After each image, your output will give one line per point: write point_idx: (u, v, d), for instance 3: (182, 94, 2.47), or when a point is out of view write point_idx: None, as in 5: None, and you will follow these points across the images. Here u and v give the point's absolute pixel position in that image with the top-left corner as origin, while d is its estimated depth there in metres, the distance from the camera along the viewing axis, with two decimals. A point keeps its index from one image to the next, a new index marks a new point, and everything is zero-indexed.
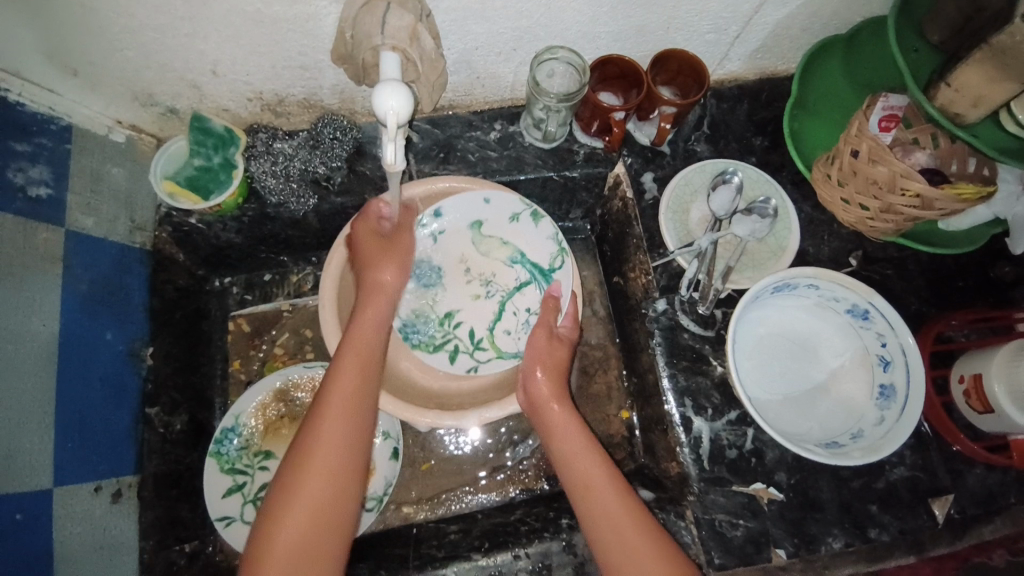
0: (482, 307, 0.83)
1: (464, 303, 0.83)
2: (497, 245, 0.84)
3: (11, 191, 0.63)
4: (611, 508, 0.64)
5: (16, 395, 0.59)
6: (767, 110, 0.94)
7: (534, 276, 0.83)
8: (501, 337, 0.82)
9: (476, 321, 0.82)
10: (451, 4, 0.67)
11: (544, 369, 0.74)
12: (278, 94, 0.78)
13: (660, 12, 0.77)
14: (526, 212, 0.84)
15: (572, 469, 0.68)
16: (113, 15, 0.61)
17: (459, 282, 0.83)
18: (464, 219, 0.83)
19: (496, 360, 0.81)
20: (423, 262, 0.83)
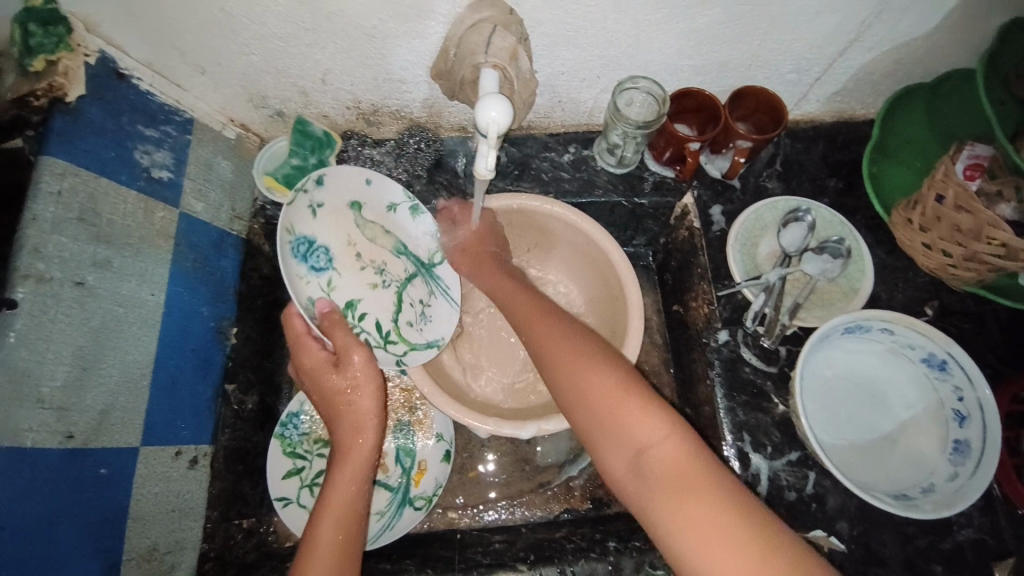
0: (383, 300, 0.80)
1: (363, 292, 0.78)
2: (377, 231, 0.80)
3: (138, 171, 0.70)
4: (616, 413, 0.59)
5: (116, 357, 0.64)
6: (843, 152, 0.94)
7: (418, 267, 0.84)
8: (407, 330, 0.81)
9: (379, 313, 0.79)
10: (546, 29, 0.72)
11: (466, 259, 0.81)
12: (374, 104, 0.83)
13: (744, 49, 0.79)
14: (405, 204, 0.81)
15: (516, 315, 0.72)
16: (248, 22, 0.68)
17: (355, 268, 0.78)
18: (342, 201, 0.77)
19: (413, 353, 0.80)
20: (313, 240, 0.74)
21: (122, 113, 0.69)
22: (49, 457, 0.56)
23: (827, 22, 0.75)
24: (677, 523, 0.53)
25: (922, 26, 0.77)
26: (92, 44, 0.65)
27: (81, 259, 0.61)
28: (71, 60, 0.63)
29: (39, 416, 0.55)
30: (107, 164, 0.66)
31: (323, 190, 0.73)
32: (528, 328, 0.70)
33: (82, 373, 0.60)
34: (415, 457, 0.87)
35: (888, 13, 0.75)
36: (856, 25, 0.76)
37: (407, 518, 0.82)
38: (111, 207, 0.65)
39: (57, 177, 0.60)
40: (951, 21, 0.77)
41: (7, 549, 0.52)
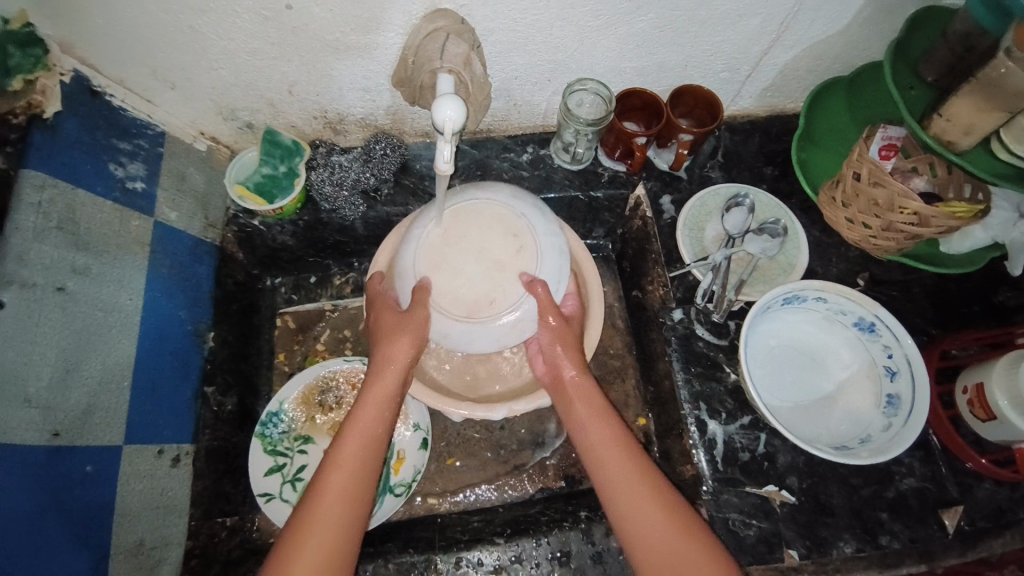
0: (501, 281, 0.71)
1: (485, 276, 0.71)
2: (466, 295, 0.71)
3: (113, 183, 0.73)
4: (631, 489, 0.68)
5: (98, 357, 0.66)
6: (777, 143, 1.03)
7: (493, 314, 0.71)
8: (546, 245, 0.73)
9: (517, 242, 0.72)
10: (498, 38, 0.78)
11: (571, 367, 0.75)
12: (340, 113, 0.88)
13: (679, 51, 0.87)
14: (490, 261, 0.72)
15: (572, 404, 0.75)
16: (216, 39, 0.72)
17: (474, 267, 0.71)
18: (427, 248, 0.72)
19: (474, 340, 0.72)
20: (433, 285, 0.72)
21: (96, 127, 0.72)
22: (34, 454, 0.58)
23: (750, 23, 0.84)
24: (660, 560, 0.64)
25: (834, 25, 0.86)
26: (66, 65, 0.70)
27: (63, 265, 0.64)
28: (47, 78, 0.68)
29: (25, 414, 0.58)
30: (82, 176, 0.69)
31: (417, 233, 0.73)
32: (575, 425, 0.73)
33: (66, 374, 0.63)
34: (393, 447, 0.90)
35: (804, 15, 0.83)
36: (776, 26, 0.85)
37: (386, 505, 0.85)
38: (89, 217, 0.68)
39: (37, 190, 0.64)
40: (860, 21, 0.86)
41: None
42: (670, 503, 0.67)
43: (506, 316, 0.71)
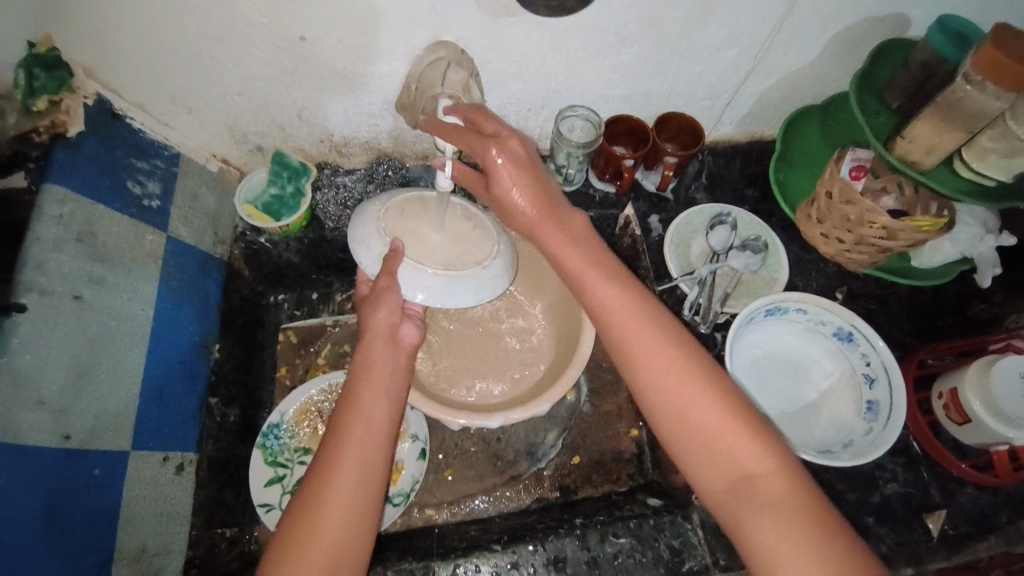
0: (467, 239, 0.75)
1: (451, 241, 0.75)
2: (439, 257, 0.73)
3: (130, 199, 0.77)
4: (665, 379, 0.62)
5: (110, 364, 0.69)
6: (758, 166, 1.09)
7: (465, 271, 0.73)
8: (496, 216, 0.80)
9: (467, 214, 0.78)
10: (494, 67, 0.84)
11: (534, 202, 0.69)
12: (346, 137, 0.93)
13: (663, 80, 0.94)
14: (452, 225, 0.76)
15: (563, 256, 0.69)
16: (234, 67, 0.77)
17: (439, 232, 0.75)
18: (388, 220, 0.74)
19: (454, 295, 0.73)
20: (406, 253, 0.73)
21: (117, 147, 0.76)
22: (47, 456, 0.60)
23: (727, 55, 0.91)
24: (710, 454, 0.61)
25: (804, 57, 0.94)
26: (90, 88, 0.73)
27: (81, 275, 0.67)
28: (71, 100, 0.71)
29: (38, 416, 0.60)
30: (102, 191, 0.73)
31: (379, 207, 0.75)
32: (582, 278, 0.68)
33: (80, 378, 0.65)
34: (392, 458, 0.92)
35: (776, 47, 0.91)
36: (751, 58, 0.92)
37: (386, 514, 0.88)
38: (107, 230, 0.72)
39: (59, 204, 0.67)
40: (828, 53, 0.93)
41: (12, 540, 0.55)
42: (698, 355, 0.63)
43: (480, 267, 0.74)
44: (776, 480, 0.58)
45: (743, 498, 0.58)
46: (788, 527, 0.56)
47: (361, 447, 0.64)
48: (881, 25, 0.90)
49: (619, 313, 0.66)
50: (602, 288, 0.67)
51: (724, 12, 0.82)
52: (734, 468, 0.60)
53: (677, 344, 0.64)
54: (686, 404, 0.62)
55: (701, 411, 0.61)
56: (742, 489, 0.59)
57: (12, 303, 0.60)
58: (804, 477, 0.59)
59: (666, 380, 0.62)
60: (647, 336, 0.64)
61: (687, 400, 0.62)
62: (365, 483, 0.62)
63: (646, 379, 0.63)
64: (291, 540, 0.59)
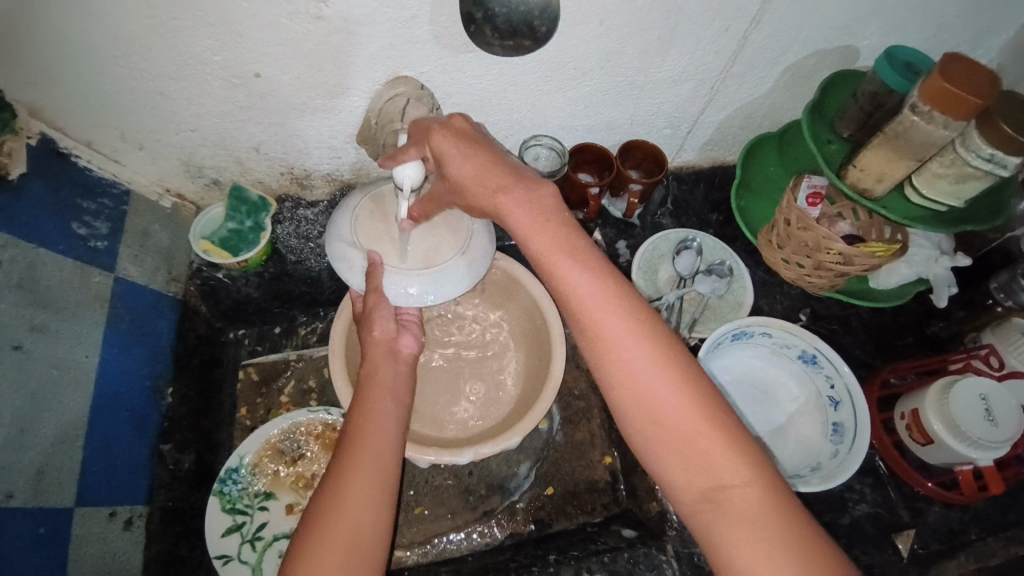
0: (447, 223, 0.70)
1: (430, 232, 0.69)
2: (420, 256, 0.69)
3: (75, 240, 0.73)
4: (643, 380, 0.55)
5: (53, 415, 0.64)
6: (720, 191, 1.12)
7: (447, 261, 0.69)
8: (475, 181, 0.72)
9: None
10: (456, 100, 0.84)
11: (474, 172, 0.59)
12: (307, 170, 0.92)
13: (624, 111, 0.95)
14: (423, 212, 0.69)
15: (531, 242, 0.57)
16: (186, 104, 0.76)
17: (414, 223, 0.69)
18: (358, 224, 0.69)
19: (444, 288, 0.69)
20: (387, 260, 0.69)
21: (61, 188, 0.73)
22: None
23: (685, 87, 0.93)
24: (691, 467, 0.53)
25: (758, 88, 0.97)
26: (34, 128, 0.71)
27: (21, 323, 0.63)
28: (14, 142, 0.68)
29: None
30: (43, 233, 0.69)
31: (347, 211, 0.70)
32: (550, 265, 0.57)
33: (18, 435, 0.61)
34: None
35: (731, 79, 0.93)
36: (707, 89, 0.94)
37: None
38: (50, 275, 0.68)
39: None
40: (780, 84, 0.97)
41: None
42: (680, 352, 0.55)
43: (460, 256, 0.69)
44: (750, 496, 0.51)
45: (716, 507, 0.52)
46: (774, 544, 0.49)
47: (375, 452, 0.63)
48: (830, 57, 0.93)
49: (592, 305, 0.56)
50: (574, 276, 0.56)
51: (679, 46, 0.84)
52: (710, 480, 0.52)
53: (656, 341, 0.55)
54: (661, 409, 0.54)
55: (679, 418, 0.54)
56: (715, 500, 0.52)
57: None
58: (787, 493, 0.52)
59: (638, 375, 0.55)
60: (624, 331, 0.55)
61: (663, 404, 0.54)
62: (377, 488, 0.60)
63: (619, 380, 0.55)
64: (303, 543, 0.56)
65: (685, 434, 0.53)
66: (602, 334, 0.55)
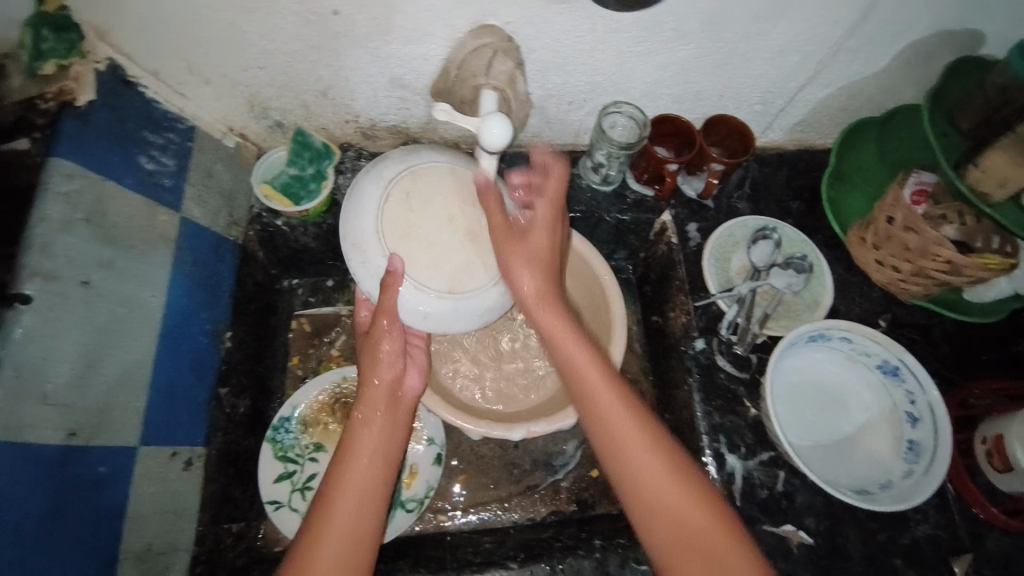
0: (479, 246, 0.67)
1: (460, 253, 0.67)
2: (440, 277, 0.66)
3: (142, 174, 0.71)
4: (636, 453, 0.61)
5: (118, 353, 0.64)
6: (804, 177, 1.03)
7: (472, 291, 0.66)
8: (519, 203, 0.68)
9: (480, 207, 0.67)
10: (539, 56, 0.77)
11: (529, 265, 0.65)
12: (372, 119, 0.88)
13: (717, 81, 0.87)
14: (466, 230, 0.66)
15: (542, 323, 0.66)
16: (257, 40, 0.70)
17: (449, 238, 0.66)
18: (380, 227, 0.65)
19: (463, 317, 0.67)
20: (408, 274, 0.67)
21: (128, 120, 0.70)
22: (49, 452, 0.57)
23: (791, 59, 0.83)
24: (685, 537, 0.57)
25: (870, 67, 0.87)
26: (101, 53, 0.68)
27: (89, 259, 0.62)
28: (81, 65, 0.65)
29: (42, 412, 0.56)
30: (111, 165, 0.67)
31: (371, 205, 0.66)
32: (557, 344, 0.66)
33: (84, 371, 0.60)
34: (406, 460, 0.87)
35: (843, 54, 0.83)
36: (814, 64, 0.85)
37: (396, 521, 0.83)
38: (118, 211, 0.66)
39: (65, 179, 0.61)
40: (896, 64, 0.86)
41: None
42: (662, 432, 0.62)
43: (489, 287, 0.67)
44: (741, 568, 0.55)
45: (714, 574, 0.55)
46: None
47: (351, 508, 0.60)
48: (958, 38, 0.83)
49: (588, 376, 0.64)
50: (580, 360, 0.65)
51: (794, 11, 0.75)
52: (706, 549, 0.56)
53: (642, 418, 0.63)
54: (652, 483, 0.60)
55: (666, 492, 0.59)
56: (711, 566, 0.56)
57: (15, 294, 0.56)
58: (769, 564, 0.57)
59: (634, 452, 0.61)
60: (617, 407, 0.63)
61: (653, 474, 0.60)
62: (346, 550, 0.58)
63: (612, 453, 0.61)
64: None
65: (680, 509, 0.58)
66: (601, 416, 0.63)
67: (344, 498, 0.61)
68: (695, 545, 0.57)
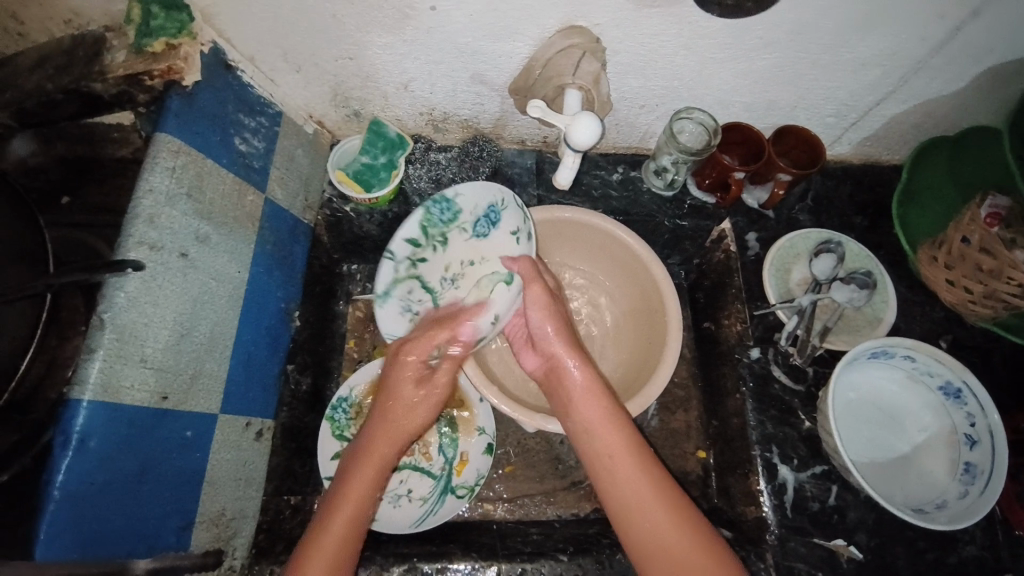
0: (479, 290, 0.80)
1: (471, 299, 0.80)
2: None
3: (235, 153, 0.73)
4: (646, 506, 0.67)
5: (207, 323, 0.67)
6: (868, 193, 1.03)
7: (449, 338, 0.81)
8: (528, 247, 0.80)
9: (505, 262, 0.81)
10: (620, 59, 0.78)
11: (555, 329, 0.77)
12: (446, 113, 0.90)
13: (792, 91, 0.87)
14: (501, 282, 0.79)
15: (587, 413, 0.73)
16: (354, 31, 0.73)
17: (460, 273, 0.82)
18: (443, 258, 0.82)
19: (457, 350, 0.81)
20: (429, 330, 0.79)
21: (226, 102, 0.73)
22: (144, 414, 0.58)
23: (870, 74, 0.83)
24: None
25: (950, 86, 0.86)
26: (206, 35, 0.70)
27: (188, 233, 0.65)
28: (190, 46, 0.67)
29: (140, 374, 0.58)
30: (210, 144, 0.69)
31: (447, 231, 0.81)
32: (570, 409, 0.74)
33: (179, 338, 0.63)
34: (457, 448, 0.89)
35: (924, 72, 0.83)
36: (893, 80, 0.85)
37: (449, 505, 0.84)
38: (214, 187, 0.69)
39: (172, 155, 0.63)
40: (979, 84, 0.85)
41: (72, 510, 0.51)
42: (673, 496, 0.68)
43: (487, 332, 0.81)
44: None
45: None
46: None
47: (343, 529, 0.66)
48: None
49: (601, 436, 0.71)
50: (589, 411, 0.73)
51: (882, 27, 0.75)
52: None
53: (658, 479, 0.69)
54: (657, 534, 0.66)
55: (642, 496, 0.68)
56: None
57: (129, 261, 0.56)
58: None
59: (642, 507, 0.67)
60: (632, 466, 0.69)
61: (658, 527, 0.66)
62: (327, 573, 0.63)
63: (623, 503, 0.68)
64: None
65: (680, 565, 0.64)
66: (617, 476, 0.69)
67: (335, 523, 0.66)
68: None
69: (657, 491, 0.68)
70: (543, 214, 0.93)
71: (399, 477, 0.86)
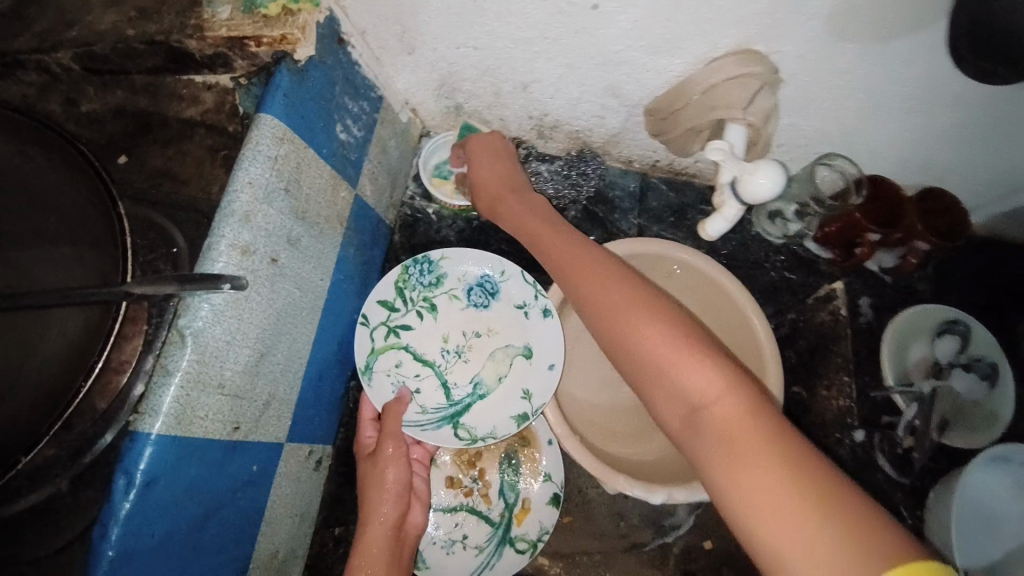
0: (495, 363, 0.78)
1: (488, 371, 0.77)
2: (500, 408, 0.76)
3: (335, 141, 0.64)
4: (653, 348, 0.52)
5: (287, 342, 0.59)
6: (992, 271, 0.93)
7: (455, 416, 0.75)
8: (542, 316, 0.77)
9: (520, 324, 0.79)
10: (787, 93, 0.67)
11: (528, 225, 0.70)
12: (559, 121, 0.80)
13: (954, 155, 0.77)
14: (519, 354, 0.77)
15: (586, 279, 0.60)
16: (491, 20, 0.62)
17: (462, 340, 0.79)
18: (433, 330, 0.78)
19: (474, 421, 0.75)
20: (447, 410, 0.75)
21: (336, 82, 0.63)
22: (215, 449, 0.51)
23: None
24: (703, 447, 0.46)
25: None
26: (326, 2, 0.59)
27: (282, 235, 0.56)
28: (309, 13, 0.56)
29: (214, 403, 0.50)
30: (314, 129, 0.60)
31: (440, 301, 0.79)
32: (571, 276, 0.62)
33: (258, 358, 0.55)
34: (519, 493, 0.81)
35: None
36: None
37: (507, 557, 0.78)
38: (311, 182, 0.60)
39: (276, 142, 0.54)
40: None
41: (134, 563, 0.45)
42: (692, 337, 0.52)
43: (499, 400, 0.76)
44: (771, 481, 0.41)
45: (742, 479, 0.42)
46: None
47: None
48: None
49: (598, 292, 0.58)
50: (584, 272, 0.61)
51: None
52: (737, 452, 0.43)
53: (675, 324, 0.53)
54: (672, 383, 0.50)
55: (651, 340, 0.52)
56: (739, 465, 0.43)
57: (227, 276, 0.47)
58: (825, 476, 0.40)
59: (648, 352, 0.52)
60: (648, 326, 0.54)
61: (677, 366, 0.50)
62: None
63: (631, 361, 0.53)
64: None
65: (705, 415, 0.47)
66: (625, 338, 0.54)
67: None
68: (723, 463, 0.44)
69: (667, 333, 0.52)
70: (649, 246, 0.81)
71: (453, 520, 0.79)
